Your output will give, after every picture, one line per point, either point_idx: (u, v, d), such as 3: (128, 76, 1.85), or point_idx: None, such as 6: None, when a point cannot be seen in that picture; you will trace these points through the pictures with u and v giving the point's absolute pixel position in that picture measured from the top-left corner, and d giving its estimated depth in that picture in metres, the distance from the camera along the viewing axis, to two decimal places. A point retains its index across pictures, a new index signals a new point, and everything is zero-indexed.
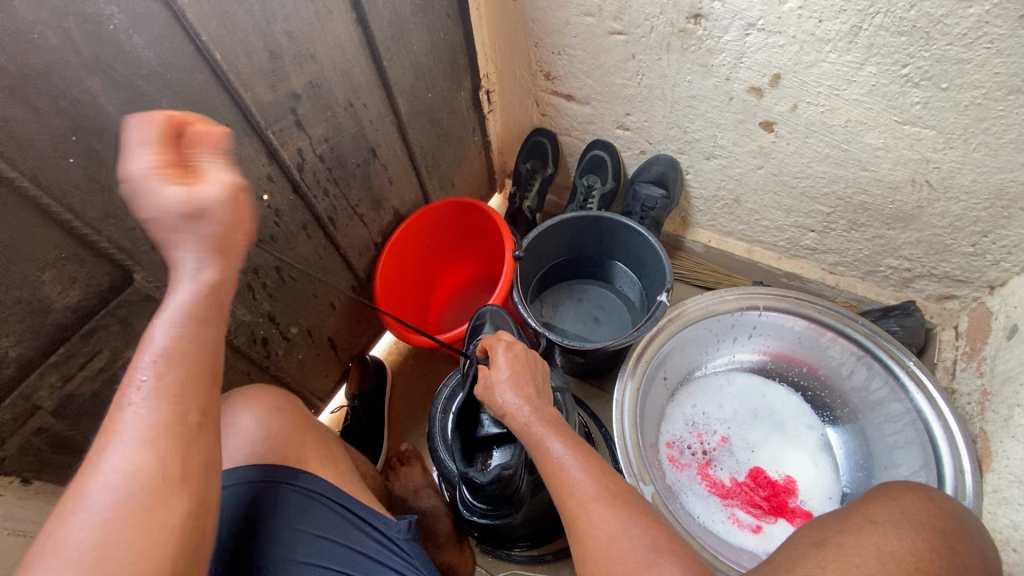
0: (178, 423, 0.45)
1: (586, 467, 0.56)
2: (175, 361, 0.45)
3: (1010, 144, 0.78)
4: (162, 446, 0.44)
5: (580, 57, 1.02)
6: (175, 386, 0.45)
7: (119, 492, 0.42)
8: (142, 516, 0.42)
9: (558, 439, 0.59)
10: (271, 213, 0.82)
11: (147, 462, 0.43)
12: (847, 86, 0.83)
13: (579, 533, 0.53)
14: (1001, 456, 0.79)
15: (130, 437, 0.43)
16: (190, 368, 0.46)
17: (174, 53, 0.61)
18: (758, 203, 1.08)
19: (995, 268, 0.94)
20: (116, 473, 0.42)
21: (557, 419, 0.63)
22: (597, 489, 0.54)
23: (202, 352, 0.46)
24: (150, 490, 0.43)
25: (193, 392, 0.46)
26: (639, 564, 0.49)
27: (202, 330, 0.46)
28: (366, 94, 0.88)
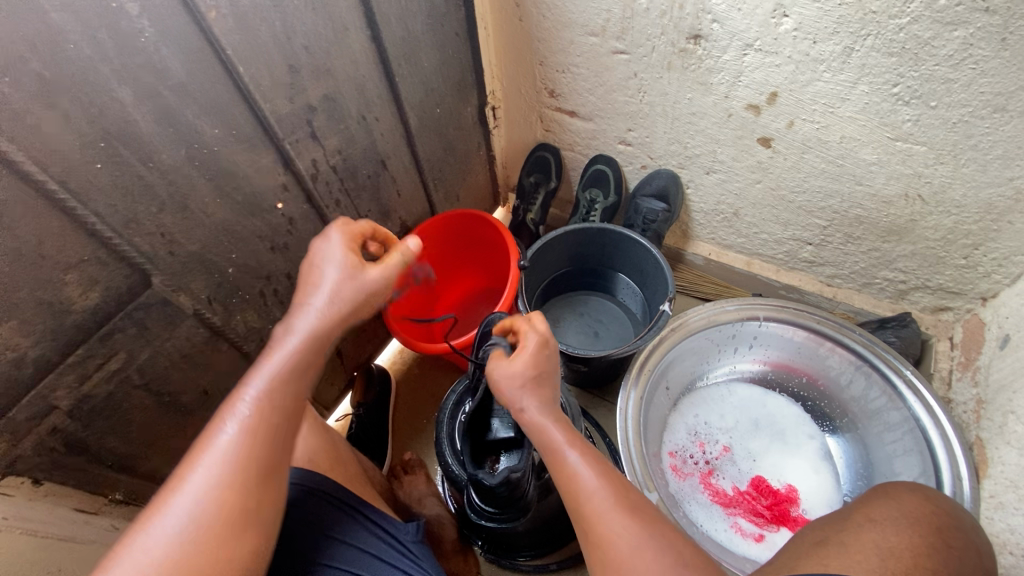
0: (252, 475, 0.49)
1: (598, 471, 0.57)
2: (272, 395, 0.51)
3: (997, 159, 0.81)
4: (230, 488, 0.48)
5: (584, 75, 1.05)
6: (256, 436, 0.50)
7: (193, 521, 0.47)
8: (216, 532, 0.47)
9: (572, 445, 0.58)
10: (285, 221, 0.84)
11: (235, 486, 0.49)
12: (840, 104, 0.86)
13: (592, 536, 0.54)
14: (997, 462, 0.81)
15: (206, 479, 0.48)
16: (271, 413, 0.51)
17: (200, 66, 0.64)
18: (756, 216, 1.11)
19: (987, 280, 0.96)
20: (189, 505, 0.47)
21: (568, 421, 0.61)
22: (610, 494, 0.55)
23: (306, 379, 0.54)
24: (213, 529, 0.47)
25: (262, 443, 0.50)
26: (652, 569, 0.51)
27: (303, 368, 0.53)
28: (378, 108, 0.91)
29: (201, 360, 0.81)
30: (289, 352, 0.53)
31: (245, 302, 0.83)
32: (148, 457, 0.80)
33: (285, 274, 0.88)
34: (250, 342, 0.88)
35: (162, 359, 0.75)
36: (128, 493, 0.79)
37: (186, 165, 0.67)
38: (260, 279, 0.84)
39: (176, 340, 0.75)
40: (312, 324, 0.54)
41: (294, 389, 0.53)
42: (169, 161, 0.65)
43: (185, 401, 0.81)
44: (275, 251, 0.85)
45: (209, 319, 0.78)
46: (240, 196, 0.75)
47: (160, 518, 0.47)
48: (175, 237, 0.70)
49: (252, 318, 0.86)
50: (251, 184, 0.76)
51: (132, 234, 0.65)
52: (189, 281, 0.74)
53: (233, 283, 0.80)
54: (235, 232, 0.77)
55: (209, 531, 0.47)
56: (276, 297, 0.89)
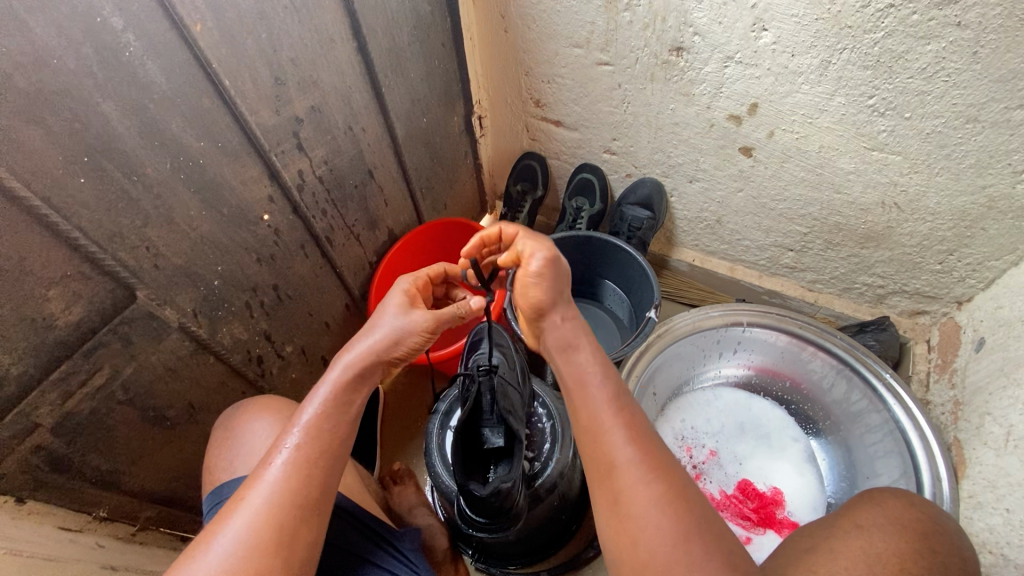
0: (295, 506, 0.52)
1: (633, 437, 0.52)
2: (316, 430, 0.55)
3: (969, 168, 0.84)
4: (274, 517, 0.51)
5: (569, 86, 1.07)
6: (302, 469, 0.53)
7: (239, 549, 0.49)
8: (263, 554, 0.49)
9: (606, 399, 0.54)
10: (271, 233, 0.83)
11: (279, 514, 0.51)
12: (819, 115, 0.88)
13: (617, 504, 0.50)
14: (975, 463, 0.83)
15: (255, 506, 0.51)
16: (319, 447, 0.55)
17: (185, 80, 0.63)
18: (739, 224, 1.13)
19: (962, 284, 0.99)
20: (236, 532, 0.50)
21: (607, 362, 0.58)
22: (643, 463, 0.50)
23: (350, 416, 0.58)
24: (256, 559, 0.49)
25: (302, 477, 0.53)
26: (675, 544, 0.46)
27: (348, 406, 0.58)
28: (364, 118, 0.91)
29: (187, 373, 0.80)
30: (334, 390, 0.57)
31: (231, 314, 0.83)
32: (133, 472, 0.79)
33: (271, 286, 0.88)
34: (237, 354, 0.87)
35: (147, 373, 0.74)
36: (112, 510, 0.78)
37: (172, 178, 0.67)
38: (246, 291, 0.84)
39: (161, 354, 0.75)
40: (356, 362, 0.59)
41: (339, 426, 0.57)
42: (155, 174, 0.65)
43: (171, 414, 0.80)
44: (262, 262, 0.84)
45: (195, 332, 0.78)
46: (226, 208, 0.75)
47: (209, 545, 0.49)
48: (160, 251, 0.69)
49: (238, 330, 0.85)
50: (237, 196, 0.76)
51: (116, 248, 0.64)
52: (175, 295, 0.73)
53: (219, 295, 0.80)
54: (221, 244, 0.76)
55: (253, 560, 0.49)
56: (263, 309, 0.88)
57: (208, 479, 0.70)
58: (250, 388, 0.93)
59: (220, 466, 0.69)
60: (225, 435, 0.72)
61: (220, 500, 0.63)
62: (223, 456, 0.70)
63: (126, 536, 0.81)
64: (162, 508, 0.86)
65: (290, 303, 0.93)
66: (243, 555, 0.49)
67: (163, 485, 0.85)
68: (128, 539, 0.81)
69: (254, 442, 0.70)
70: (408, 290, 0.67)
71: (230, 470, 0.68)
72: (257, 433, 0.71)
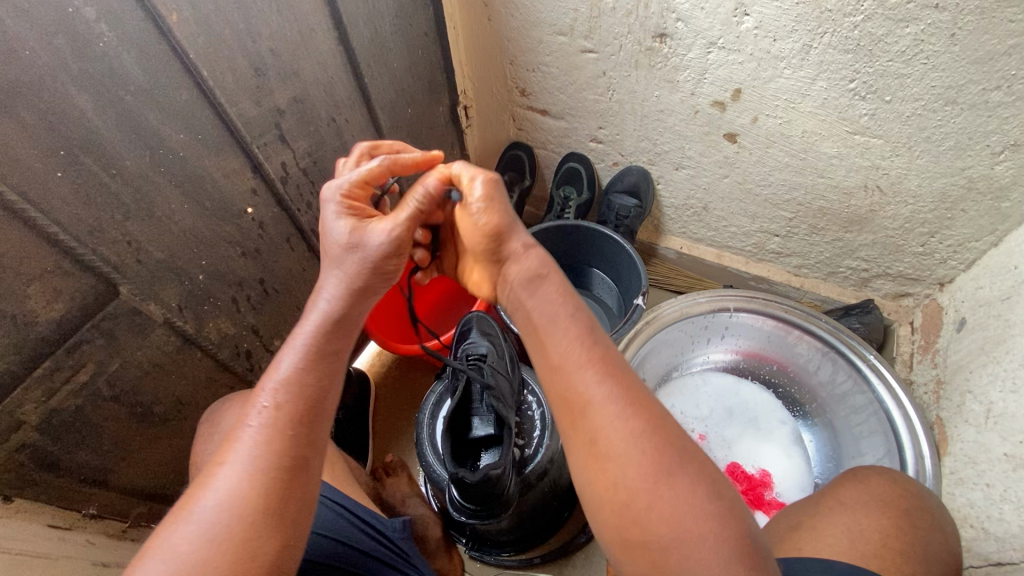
0: (278, 468, 0.48)
1: (606, 375, 0.50)
2: (294, 382, 0.51)
3: (949, 150, 0.85)
4: (253, 482, 0.47)
5: (554, 74, 1.06)
6: (278, 425, 0.49)
7: (224, 518, 0.46)
8: (246, 516, 0.46)
9: (579, 341, 0.52)
10: (255, 226, 0.83)
11: (259, 474, 0.47)
12: (801, 100, 0.89)
13: (596, 445, 0.49)
14: (957, 440, 0.85)
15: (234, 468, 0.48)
16: (297, 397, 0.51)
17: (162, 70, 0.63)
18: (725, 210, 1.14)
19: (944, 266, 1.01)
20: (218, 496, 0.47)
21: (570, 297, 0.55)
22: (619, 401, 0.49)
23: (333, 364, 0.53)
24: (244, 527, 0.46)
25: (281, 435, 0.49)
26: (658, 482, 0.47)
27: (326, 356, 0.53)
28: (348, 109, 0.91)
29: (174, 369, 0.80)
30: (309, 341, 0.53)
31: (217, 309, 0.82)
32: (122, 468, 0.79)
33: (257, 280, 0.87)
34: (224, 349, 0.87)
35: (133, 369, 0.73)
36: (102, 507, 0.78)
37: (152, 171, 0.66)
38: (232, 285, 0.83)
39: (147, 349, 0.74)
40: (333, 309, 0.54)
41: (319, 376, 0.52)
42: (134, 167, 0.64)
43: (159, 410, 0.80)
44: (247, 256, 0.84)
45: (181, 327, 0.77)
46: (209, 201, 0.74)
47: (191, 512, 0.47)
48: (142, 245, 0.68)
49: (225, 325, 0.85)
50: (219, 188, 0.75)
51: (97, 243, 0.63)
52: (158, 289, 0.72)
53: (205, 290, 0.79)
54: (205, 238, 0.76)
55: (240, 530, 0.46)
56: (249, 303, 0.88)
57: (196, 475, 0.69)
58: (239, 383, 0.93)
59: (207, 460, 0.69)
60: (213, 430, 0.72)
61: None
62: (209, 450, 0.69)
63: (117, 533, 0.81)
64: (152, 504, 0.86)
65: (277, 297, 0.93)
66: (230, 523, 0.46)
67: (153, 481, 0.84)
68: (120, 536, 0.81)
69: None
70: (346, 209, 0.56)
71: None
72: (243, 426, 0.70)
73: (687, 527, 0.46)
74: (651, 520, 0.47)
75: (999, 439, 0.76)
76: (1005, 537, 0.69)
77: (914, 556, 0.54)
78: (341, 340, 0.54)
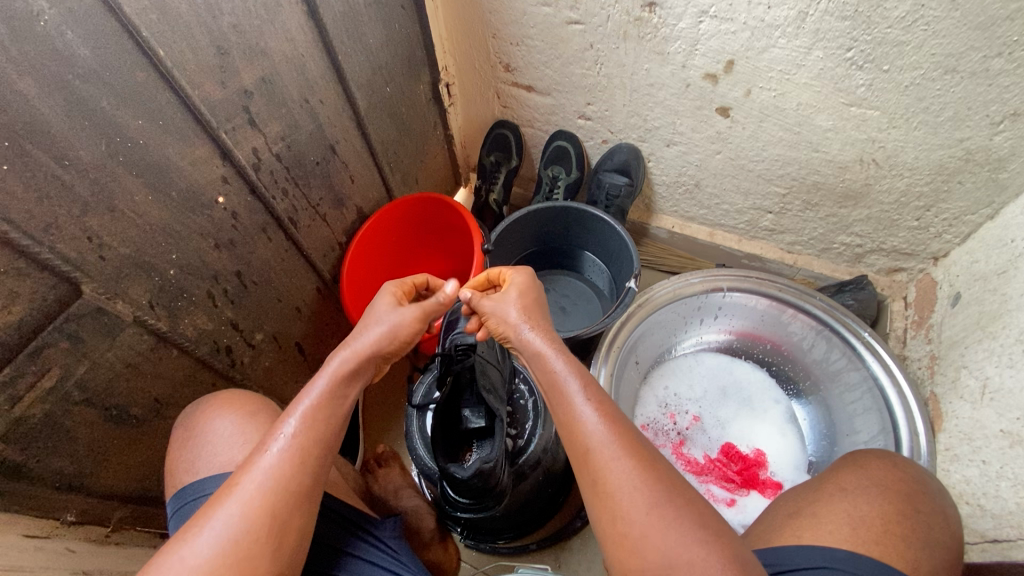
0: (290, 496, 0.52)
1: (608, 419, 0.53)
2: (315, 419, 0.56)
3: (947, 121, 0.82)
4: (264, 507, 0.50)
5: (539, 47, 1.02)
6: (296, 456, 0.53)
7: (230, 541, 0.48)
8: (256, 533, 0.49)
9: (581, 388, 0.56)
10: (228, 216, 0.79)
11: (272, 498, 0.51)
12: (796, 71, 0.85)
13: (595, 483, 0.51)
14: (951, 416, 0.85)
15: (250, 486, 0.51)
16: (317, 433, 0.55)
17: (113, 51, 0.58)
18: (717, 187, 1.11)
19: (938, 240, 0.99)
20: (233, 512, 0.49)
21: (579, 363, 0.59)
22: (615, 442, 0.51)
23: (342, 410, 0.58)
24: (251, 543, 0.49)
25: (294, 467, 0.53)
26: (650, 511, 0.48)
27: (342, 398, 0.59)
28: (322, 89, 0.86)
29: (149, 368, 0.76)
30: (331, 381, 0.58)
31: (192, 304, 0.78)
32: (100, 473, 0.76)
33: (234, 273, 0.83)
34: (203, 345, 0.83)
35: (104, 371, 0.70)
36: (81, 513, 0.75)
37: (109, 161, 0.61)
38: (207, 279, 0.79)
39: (118, 350, 0.70)
40: (348, 359, 0.60)
41: (332, 418, 0.57)
42: (88, 158, 0.59)
43: (136, 411, 0.77)
44: (221, 248, 0.80)
45: (154, 325, 0.74)
46: (175, 191, 0.70)
47: (201, 526, 0.49)
48: (104, 240, 0.64)
49: (201, 320, 0.81)
50: (185, 177, 0.71)
51: (54, 240, 0.59)
52: (126, 286, 0.68)
53: (177, 286, 0.75)
54: (173, 231, 0.72)
55: (244, 554, 0.48)
56: (227, 297, 0.84)
57: (170, 482, 0.66)
58: (221, 379, 0.90)
59: (181, 468, 0.65)
60: (188, 434, 0.68)
61: (185, 502, 0.60)
62: (183, 456, 0.66)
63: (99, 538, 0.78)
64: (136, 506, 0.84)
65: (256, 290, 0.89)
66: (235, 543, 0.48)
67: (136, 484, 0.82)
68: (102, 541, 0.79)
69: (217, 442, 0.65)
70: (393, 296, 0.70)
71: (192, 471, 0.64)
72: (218, 431, 0.66)
73: (679, 554, 0.46)
74: (648, 552, 0.47)
75: (995, 415, 0.76)
76: (1002, 514, 0.70)
77: (916, 541, 0.53)
78: (348, 392, 0.60)
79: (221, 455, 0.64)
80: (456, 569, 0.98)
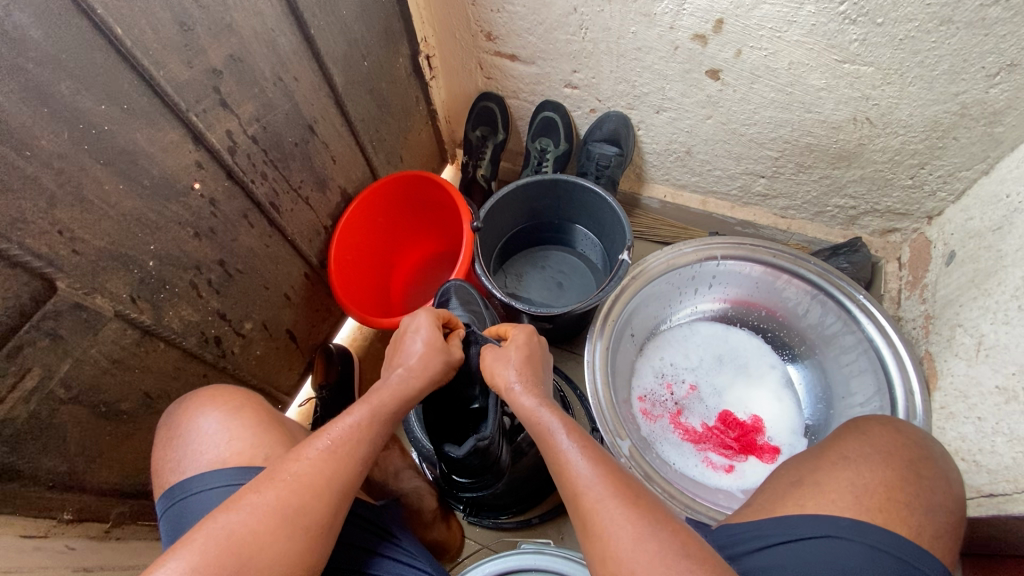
0: (344, 480, 0.58)
1: (595, 460, 0.54)
2: (371, 421, 0.62)
3: (943, 75, 0.80)
4: (328, 493, 0.56)
5: (521, 13, 0.97)
6: (352, 448, 0.60)
7: (288, 508, 0.54)
8: (312, 506, 0.55)
9: (566, 432, 0.56)
10: (206, 203, 0.76)
11: (330, 477, 0.57)
12: (787, 28, 0.82)
13: (584, 524, 0.51)
14: (946, 374, 0.85)
15: (313, 463, 0.57)
16: (372, 429, 0.62)
17: (67, 31, 0.54)
18: (709, 153, 1.09)
19: (933, 198, 0.98)
20: (295, 484, 0.55)
21: (567, 416, 0.60)
22: (602, 480, 0.52)
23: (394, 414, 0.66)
24: (305, 515, 0.54)
25: (351, 461, 0.59)
26: (635, 546, 0.47)
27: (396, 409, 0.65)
28: (295, 66, 0.82)
29: (137, 363, 0.75)
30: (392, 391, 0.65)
31: (175, 296, 0.76)
32: (94, 470, 0.75)
33: (217, 262, 0.81)
34: (191, 337, 0.81)
35: (89, 368, 0.68)
36: (78, 511, 0.75)
37: (74, 149, 0.59)
38: (189, 270, 0.77)
39: (101, 346, 0.69)
40: (410, 376, 0.67)
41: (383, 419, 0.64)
42: (51, 147, 0.57)
43: (125, 407, 0.75)
44: (201, 237, 0.77)
45: (136, 319, 0.71)
46: (147, 179, 0.67)
47: (263, 492, 0.54)
48: (76, 234, 0.62)
49: (187, 312, 0.79)
50: (157, 164, 0.68)
51: (22, 235, 0.57)
52: (104, 280, 0.66)
53: (158, 277, 0.73)
54: (149, 221, 0.69)
55: (304, 531, 0.54)
56: (211, 287, 0.82)
57: (158, 481, 0.65)
58: (212, 371, 0.88)
59: (168, 467, 0.64)
60: (176, 429, 0.66)
61: (175, 500, 0.60)
62: (169, 456, 0.64)
63: (100, 534, 0.78)
64: (134, 501, 0.83)
65: (241, 278, 0.87)
66: (293, 513, 0.54)
67: (133, 478, 0.81)
68: (103, 537, 0.78)
69: (201, 440, 0.64)
70: (433, 329, 0.70)
71: (181, 470, 0.63)
72: (202, 429, 0.65)
73: None
74: None
75: (991, 371, 0.76)
76: (998, 469, 0.71)
77: (919, 507, 0.54)
78: (403, 406, 0.66)
79: (206, 453, 0.63)
80: (459, 547, 0.99)
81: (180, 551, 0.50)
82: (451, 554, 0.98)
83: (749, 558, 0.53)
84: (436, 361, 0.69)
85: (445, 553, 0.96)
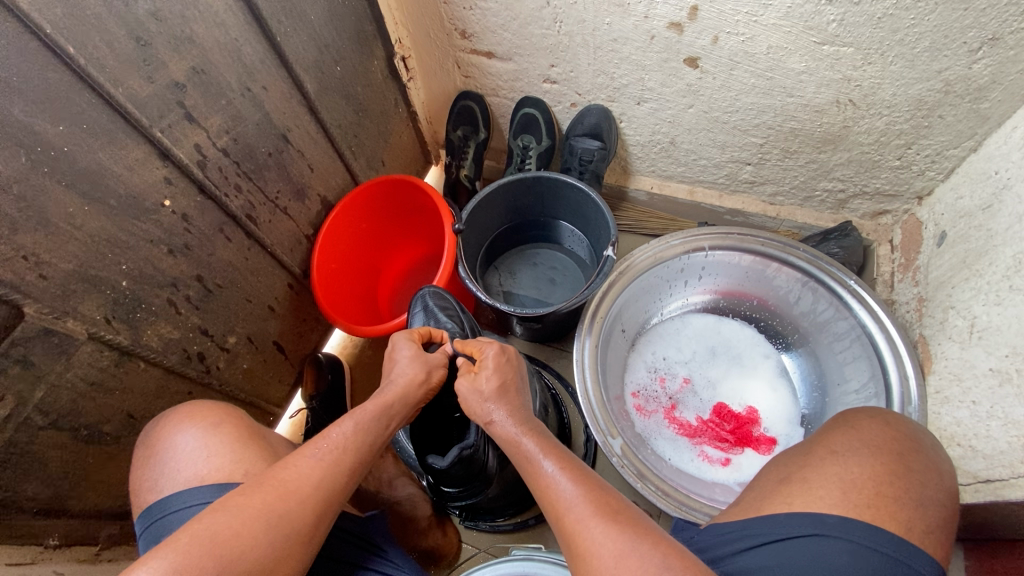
0: (331, 491, 0.57)
1: (578, 480, 0.53)
2: (361, 431, 0.62)
3: (924, 53, 0.78)
4: (313, 503, 0.55)
5: (494, 9, 0.95)
6: (341, 458, 0.59)
7: (274, 516, 0.53)
8: (298, 515, 0.54)
9: (549, 457, 0.56)
10: (179, 219, 0.75)
11: (317, 487, 0.56)
12: (763, 12, 0.80)
13: (569, 548, 0.50)
14: (941, 357, 0.84)
15: (301, 471, 0.56)
16: (361, 442, 0.61)
17: (16, 52, 0.53)
18: (693, 142, 1.07)
19: (922, 178, 0.96)
20: (283, 491, 0.54)
21: (550, 440, 0.59)
22: (584, 499, 0.51)
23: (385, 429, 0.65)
24: (290, 524, 0.53)
25: (338, 470, 0.58)
26: (620, 565, 0.46)
27: (383, 428, 0.64)
28: (263, 75, 0.81)
29: (117, 384, 0.74)
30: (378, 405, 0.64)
31: (152, 315, 0.76)
32: (79, 494, 0.74)
33: (194, 278, 0.80)
34: (172, 354, 0.80)
35: (65, 391, 0.67)
36: (65, 536, 0.74)
37: (33, 173, 0.57)
38: (165, 287, 0.76)
39: (77, 369, 0.68)
40: (397, 390, 0.67)
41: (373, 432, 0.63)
42: (8, 171, 0.55)
43: (108, 429, 0.75)
44: (176, 254, 0.76)
45: (113, 340, 0.71)
46: (114, 199, 0.66)
47: (250, 496, 0.53)
48: (42, 258, 0.61)
49: (166, 330, 0.78)
50: (124, 183, 0.67)
51: None
52: (76, 303, 0.66)
53: (133, 297, 0.72)
54: (120, 241, 0.68)
55: (288, 539, 0.53)
56: (190, 303, 0.81)
57: (136, 502, 0.64)
58: (197, 387, 0.87)
59: (146, 487, 0.63)
60: (154, 449, 0.65)
61: (154, 520, 0.59)
62: (147, 475, 0.64)
63: (90, 557, 0.77)
64: (123, 523, 0.83)
65: (222, 293, 0.86)
66: (278, 522, 0.53)
67: (120, 499, 0.81)
68: (93, 560, 0.77)
69: (179, 457, 0.63)
70: (414, 351, 0.71)
71: (159, 489, 0.62)
72: (180, 446, 0.64)
73: None
74: None
75: (984, 354, 0.75)
76: (994, 454, 0.70)
77: (909, 501, 0.52)
78: (390, 419, 0.65)
79: (184, 471, 0.62)
80: (454, 555, 0.99)
81: (162, 550, 0.48)
82: (444, 562, 0.98)
83: (735, 560, 0.52)
84: (418, 380, 0.68)
85: (439, 559, 0.96)
